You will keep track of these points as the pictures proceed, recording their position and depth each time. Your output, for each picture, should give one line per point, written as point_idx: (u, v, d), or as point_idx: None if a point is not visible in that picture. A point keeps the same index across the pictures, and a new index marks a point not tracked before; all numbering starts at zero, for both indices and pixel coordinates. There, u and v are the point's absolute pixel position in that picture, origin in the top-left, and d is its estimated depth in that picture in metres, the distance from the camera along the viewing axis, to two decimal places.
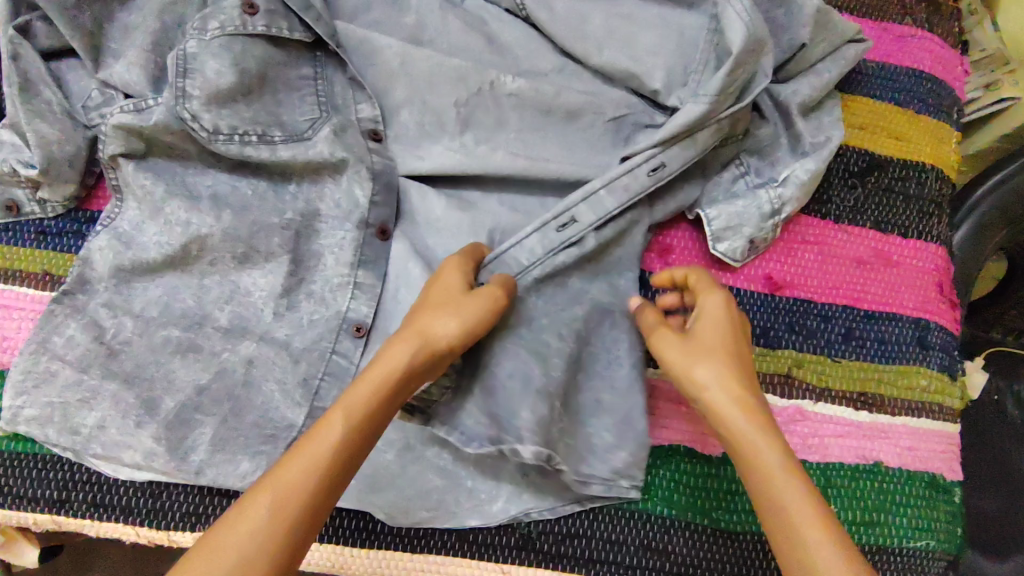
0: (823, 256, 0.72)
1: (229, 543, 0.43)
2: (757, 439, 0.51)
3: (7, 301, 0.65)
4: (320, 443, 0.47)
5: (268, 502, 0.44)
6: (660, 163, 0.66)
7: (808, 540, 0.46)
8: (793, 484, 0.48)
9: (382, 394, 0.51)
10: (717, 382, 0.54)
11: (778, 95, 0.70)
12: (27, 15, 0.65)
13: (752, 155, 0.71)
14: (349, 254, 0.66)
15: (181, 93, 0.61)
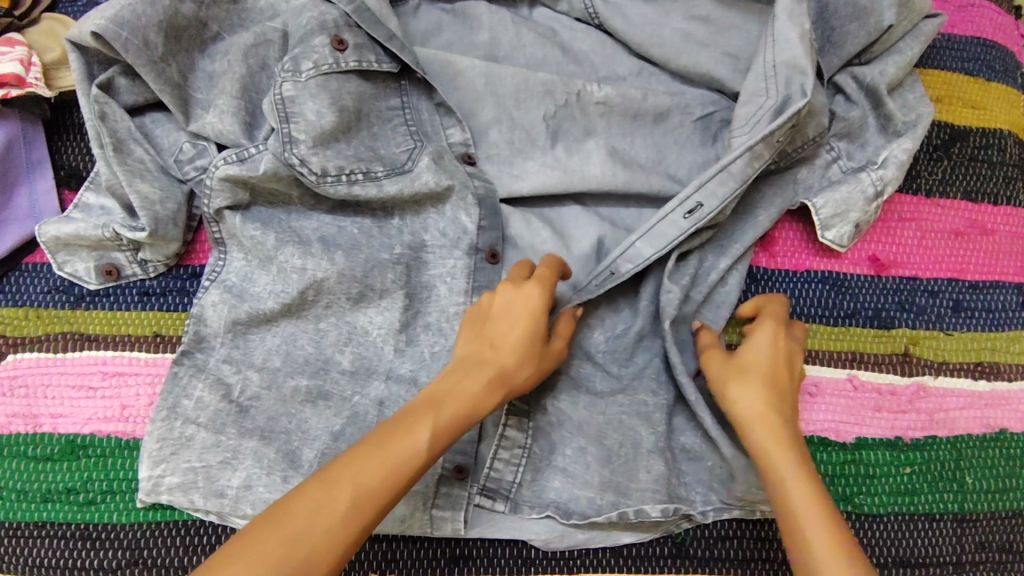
0: (923, 232, 0.72)
1: (301, 530, 0.44)
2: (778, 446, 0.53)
3: (121, 368, 0.64)
4: (394, 455, 0.48)
5: (344, 501, 0.45)
6: (697, 206, 0.63)
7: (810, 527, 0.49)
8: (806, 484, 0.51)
9: (456, 424, 0.51)
10: (751, 396, 0.55)
11: (863, 78, 0.71)
12: (108, 72, 0.62)
13: (841, 139, 0.71)
14: (462, 282, 0.65)
15: (288, 138, 0.61)
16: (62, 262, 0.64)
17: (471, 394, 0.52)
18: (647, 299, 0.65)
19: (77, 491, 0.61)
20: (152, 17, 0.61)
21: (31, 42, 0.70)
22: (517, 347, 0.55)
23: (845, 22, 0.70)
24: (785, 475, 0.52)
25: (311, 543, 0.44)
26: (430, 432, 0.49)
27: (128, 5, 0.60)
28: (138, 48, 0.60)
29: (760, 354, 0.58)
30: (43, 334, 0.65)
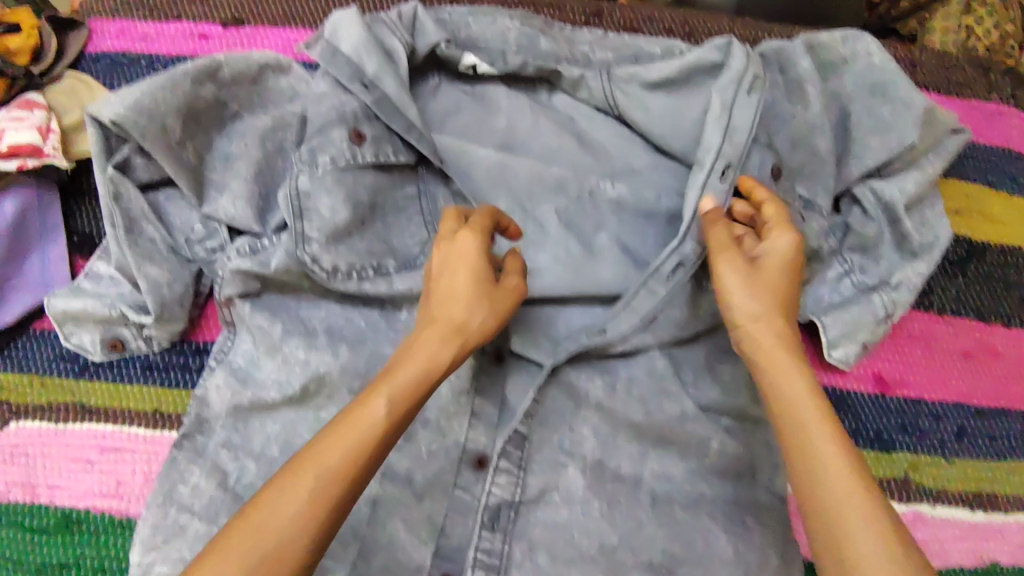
0: (931, 351, 0.72)
1: (278, 517, 0.46)
2: (785, 364, 0.52)
3: (120, 444, 0.65)
4: (357, 429, 0.49)
5: (313, 484, 0.47)
6: (600, 332, 0.66)
7: (819, 448, 0.48)
8: (826, 434, 0.48)
9: (419, 385, 0.53)
10: (754, 301, 0.54)
11: (882, 193, 0.69)
12: (124, 151, 0.63)
13: (854, 251, 0.70)
14: (466, 381, 0.66)
15: (300, 236, 0.61)
16: (69, 333, 0.65)
17: (430, 356, 0.54)
18: (646, 412, 0.65)
19: (70, 567, 0.62)
20: (171, 104, 0.62)
21: (51, 103, 0.70)
22: (467, 297, 0.56)
23: (867, 134, 0.70)
24: (788, 385, 0.51)
25: (285, 534, 0.46)
26: (385, 400, 0.51)
27: (150, 92, 0.61)
28: (155, 135, 0.61)
29: (779, 265, 0.56)
30: (48, 403, 0.65)
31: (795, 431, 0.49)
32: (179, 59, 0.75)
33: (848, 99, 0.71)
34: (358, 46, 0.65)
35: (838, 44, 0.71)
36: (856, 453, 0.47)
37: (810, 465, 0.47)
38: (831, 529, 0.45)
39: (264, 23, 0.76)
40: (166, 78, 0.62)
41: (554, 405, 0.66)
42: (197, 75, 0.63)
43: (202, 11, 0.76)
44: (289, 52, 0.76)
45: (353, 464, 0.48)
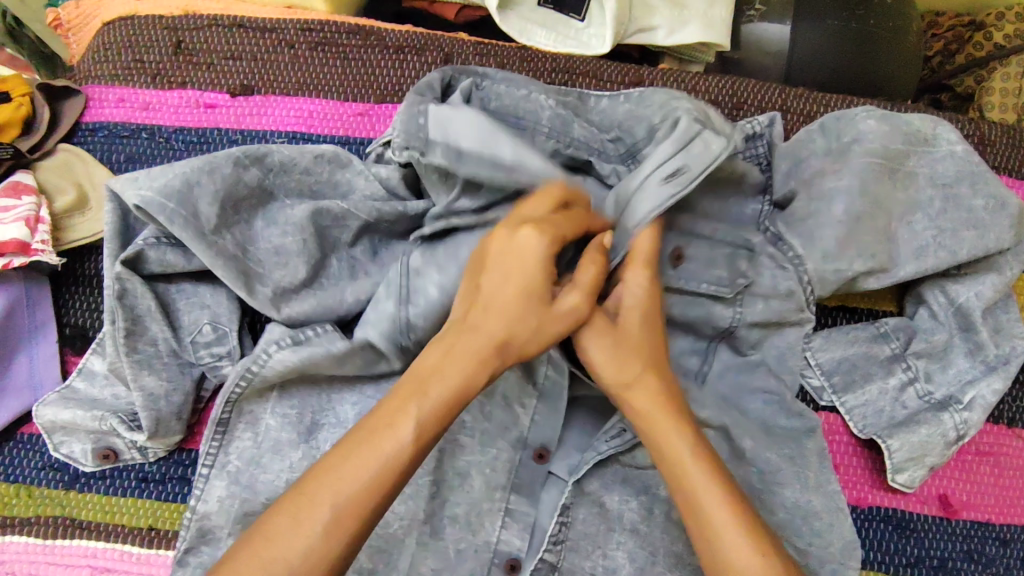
0: (999, 468, 0.65)
1: (279, 557, 0.41)
2: (666, 428, 0.50)
3: (111, 562, 0.59)
4: (377, 458, 0.44)
5: (326, 520, 0.42)
6: (620, 430, 0.59)
7: (709, 512, 0.46)
8: (703, 472, 0.48)
9: (447, 409, 0.47)
10: (620, 372, 0.52)
11: (955, 297, 0.63)
12: (144, 239, 0.55)
13: (920, 357, 0.64)
14: (502, 476, 0.59)
15: (406, 323, 0.56)
16: (58, 441, 0.59)
17: (466, 376, 0.48)
18: (688, 542, 0.58)
19: None
20: (206, 191, 0.55)
21: (43, 181, 0.65)
22: (517, 311, 0.50)
23: (958, 228, 0.60)
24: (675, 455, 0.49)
25: (302, 563, 0.41)
26: (415, 419, 0.45)
27: (183, 176, 0.55)
28: (184, 221, 0.54)
29: (637, 318, 0.54)
30: (34, 517, 0.60)
31: (685, 503, 0.48)
32: (183, 130, 0.69)
33: (936, 183, 0.61)
34: (483, 139, 0.56)
35: (919, 124, 0.62)
36: (742, 510, 0.47)
37: (705, 536, 0.46)
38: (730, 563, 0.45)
39: (276, 91, 0.71)
40: (206, 160, 0.56)
41: (586, 527, 0.60)
42: (241, 159, 0.58)
43: (208, 78, 0.70)
44: (302, 123, 0.70)
45: (369, 502, 0.43)
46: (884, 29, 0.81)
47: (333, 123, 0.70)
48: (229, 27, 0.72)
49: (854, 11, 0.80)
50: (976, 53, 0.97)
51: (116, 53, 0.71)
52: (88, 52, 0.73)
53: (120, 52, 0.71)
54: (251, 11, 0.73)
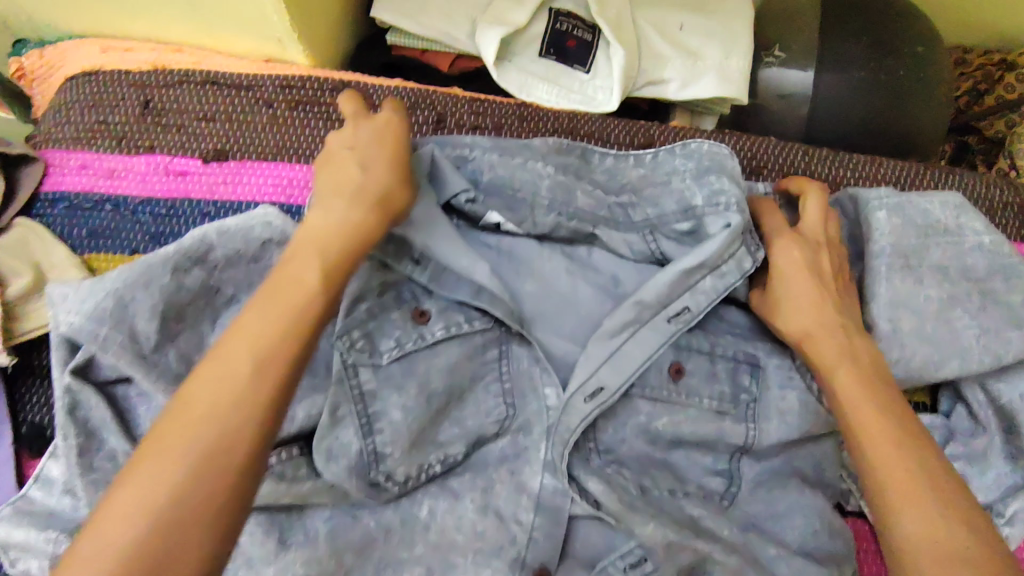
0: None
1: (200, 407, 0.37)
2: (837, 379, 0.49)
3: None
4: (282, 311, 0.40)
5: (243, 381, 0.38)
6: (638, 558, 0.54)
7: (884, 475, 0.43)
8: (881, 422, 0.46)
9: (352, 250, 0.44)
10: (805, 318, 0.53)
11: (999, 394, 0.57)
12: (84, 352, 0.51)
13: (958, 460, 0.58)
14: None
15: (374, 455, 0.52)
16: (15, 558, 0.53)
17: (348, 218, 0.45)
18: None
19: None
20: (146, 303, 0.50)
21: None
22: (387, 167, 0.47)
23: (1001, 327, 0.54)
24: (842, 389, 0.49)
25: (226, 421, 0.36)
26: (319, 261, 0.43)
27: (116, 292, 0.49)
28: (122, 344, 0.49)
29: (803, 266, 0.54)
30: None
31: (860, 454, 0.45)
32: (150, 201, 0.63)
33: (970, 277, 0.56)
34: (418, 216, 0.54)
35: (938, 212, 0.58)
36: (931, 470, 0.43)
37: (880, 493, 0.43)
38: (903, 518, 0.41)
39: (251, 156, 0.65)
40: (140, 268, 0.51)
41: None
42: (181, 262, 0.52)
43: (177, 141, 0.65)
44: (279, 192, 0.64)
45: (285, 346, 0.39)
46: (913, 80, 0.74)
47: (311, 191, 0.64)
48: (200, 84, 0.66)
49: (881, 61, 0.74)
50: (1007, 94, 0.90)
51: (78, 112, 0.66)
52: (49, 109, 0.67)
53: (83, 111, 0.66)
54: (225, 64, 0.67)
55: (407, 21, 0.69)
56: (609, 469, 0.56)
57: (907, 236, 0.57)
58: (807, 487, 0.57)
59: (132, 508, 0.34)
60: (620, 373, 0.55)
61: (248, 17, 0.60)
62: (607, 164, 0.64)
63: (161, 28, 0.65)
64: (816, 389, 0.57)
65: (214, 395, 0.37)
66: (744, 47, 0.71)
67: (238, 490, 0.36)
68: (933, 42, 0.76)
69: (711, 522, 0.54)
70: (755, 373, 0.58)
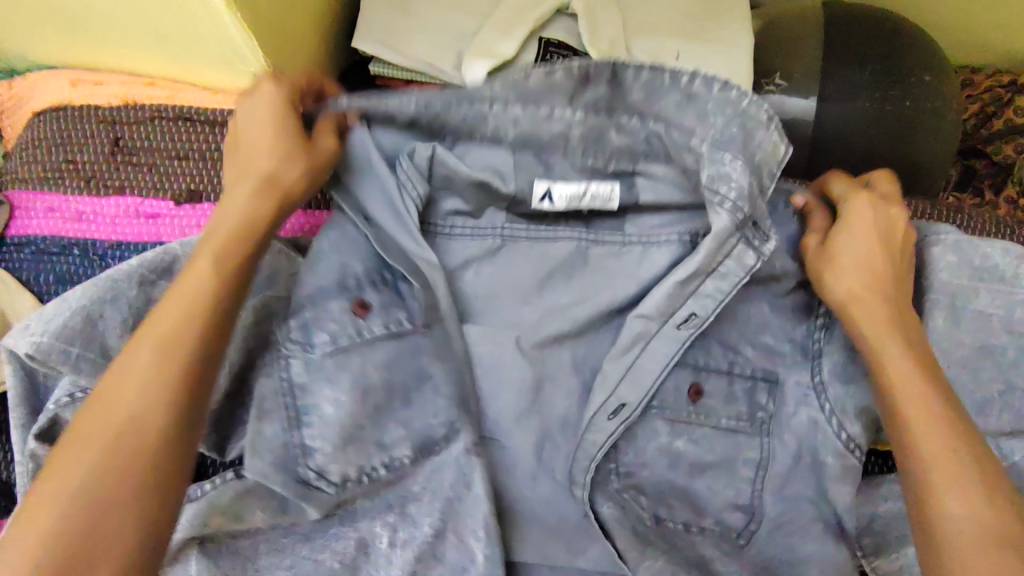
0: None
1: (110, 403, 0.38)
2: (885, 345, 0.46)
3: None
4: (181, 307, 0.41)
5: (147, 368, 0.39)
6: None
7: (934, 471, 0.41)
8: (926, 397, 0.43)
9: (243, 237, 0.45)
10: (863, 278, 0.49)
11: None
12: (51, 412, 0.47)
13: None
14: None
15: (299, 448, 0.47)
16: None
17: (242, 210, 0.46)
18: None
19: None
20: (116, 318, 0.47)
21: None
22: (274, 150, 0.48)
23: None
24: (892, 364, 0.45)
25: (134, 412, 0.38)
26: (216, 253, 0.44)
27: (84, 309, 0.46)
28: (94, 363, 0.45)
29: (865, 233, 0.50)
30: None
31: (903, 436, 0.43)
32: (120, 246, 0.61)
33: (1013, 330, 0.52)
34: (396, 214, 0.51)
35: (998, 260, 0.53)
36: (984, 463, 0.41)
37: (924, 489, 0.41)
38: (941, 504, 0.40)
39: None
40: (105, 284, 0.47)
41: None
42: (147, 275, 0.49)
43: (150, 183, 0.62)
44: None
45: (182, 334, 0.40)
46: (922, 111, 0.71)
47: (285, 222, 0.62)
48: (174, 120, 0.63)
49: (887, 91, 0.70)
50: (1016, 119, 0.87)
51: (47, 151, 0.63)
52: (16, 147, 0.65)
53: (52, 150, 0.63)
54: (198, 99, 0.64)
55: (389, 52, 0.67)
56: (626, 493, 0.55)
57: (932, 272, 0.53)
58: (831, 537, 0.53)
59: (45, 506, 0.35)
60: (639, 386, 0.53)
61: (219, 51, 0.57)
62: (643, 79, 0.50)
63: (132, 61, 0.62)
64: (829, 409, 0.54)
65: (123, 392, 0.38)
66: (743, 77, 0.68)
67: (137, 480, 0.36)
68: (944, 71, 0.73)
69: (721, 565, 0.53)
70: (772, 390, 0.55)
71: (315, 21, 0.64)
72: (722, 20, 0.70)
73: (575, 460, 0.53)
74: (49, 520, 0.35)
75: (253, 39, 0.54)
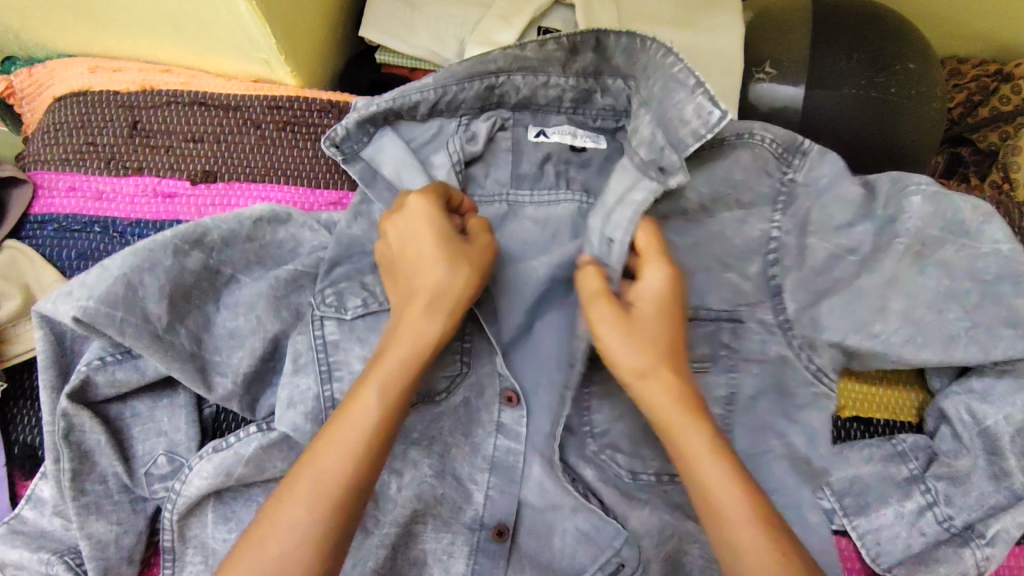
0: None
1: (335, 448, 0.43)
2: (674, 412, 0.45)
3: None
4: (408, 352, 0.46)
5: (367, 420, 0.44)
6: (617, 565, 0.56)
7: (726, 511, 0.42)
8: (701, 435, 0.44)
9: (454, 312, 0.48)
10: (635, 357, 0.46)
11: (981, 418, 0.57)
12: (82, 372, 0.50)
13: (940, 479, 0.58)
14: None
15: (330, 402, 0.51)
16: None
17: (455, 283, 0.48)
18: None
19: None
20: (154, 285, 0.50)
21: None
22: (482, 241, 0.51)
23: (994, 326, 0.54)
24: (661, 412, 0.45)
25: (343, 461, 0.42)
26: (432, 318, 0.47)
27: (124, 274, 0.50)
28: (138, 326, 0.49)
29: (648, 308, 0.48)
30: None
31: (698, 490, 0.44)
32: (138, 223, 0.64)
33: (974, 278, 0.55)
34: (399, 168, 0.59)
35: (964, 216, 0.56)
36: (763, 501, 0.43)
37: (716, 527, 0.42)
38: (733, 553, 0.41)
39: (239, 176, 0.65)
40: (144, 252, 0.51)
41: None
42: (180, 245, 0.52)
43: (165, 163, 0.65)
44: None
45: (394, 397, 0.45)
46: (906, 97, 0.74)
47: (303, 198, 0.65)
48: (188, 104, 0.66)
49: (873, 79, 0.73)
50: (1003, 106, 0.90)
51: (68, 134, 0.66)
52: (38, 131, 0.68)
53: (72, 132, 0.66)
54: (212, 85, 0.67)
55: (398, 41, 0.70)
56: (605, 452, 0.59)
57: (907, 241, 0.56)
58: (810, 489, 0.58)
59: (283, 522, 0.41)
60: None
61: (233, 39, 0.60)
62: (624, 43, 0.58)
63: (148, 49, 0.65)
64: (815, 368, 0.58)
65: (342, 442, 0.43)
66: (734, 63, 0.71)
67: (331, 524, 0.41)
68: (927, 59, 0.76)
69: None
70: (736, 330, 0.59)
71: (326, 14, 0.68)
72: (716, 9, 0.73)
73: (572, 402, 0.59)
74: (281, 541, 0.40)
75: (267, 26, 0.57)
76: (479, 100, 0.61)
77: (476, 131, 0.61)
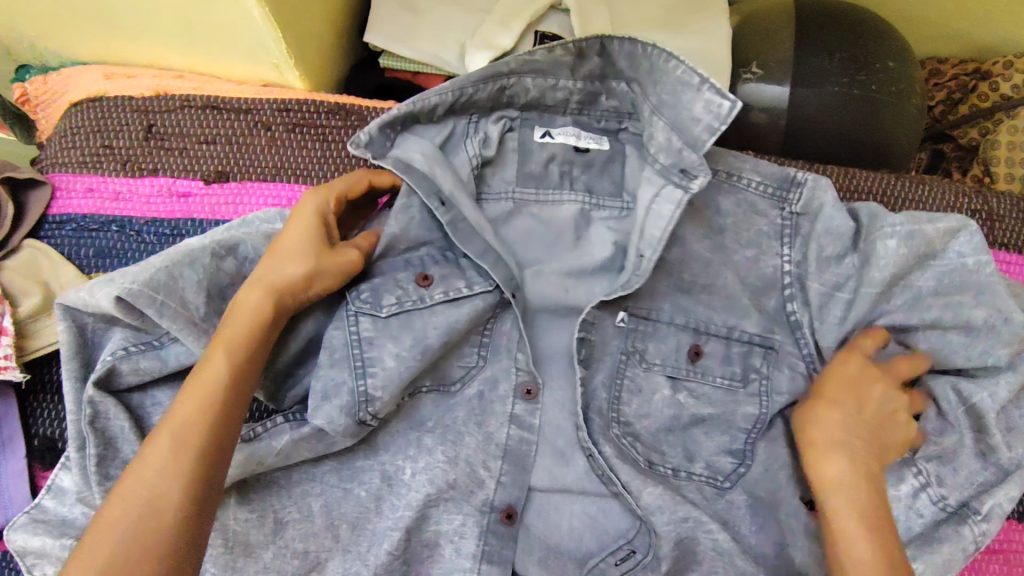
0: (1009, 565, 0.67)
1: (172, 432, 0.44)
2: (838, 467, 0.53)
3: None
4: (224, 360, 0.47)
5: (183, 418, 0.45)
6: (628, 552, 0.59)
7: (860, 545, 0.50)
8: (859, 486, 0.52)
9: (251, 333, 0.49)
10: (841, 425, 0.54)
11: (969, 398, 0.59)
12: (107, 359, 0.53)
13: (931, 459, 0.60)
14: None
15: (363, 396, 0.54)
16: (32, 562, 0.56)
17: (256, 305, 0.50)
18: None
19: None
20: (192, 278, 0.52)
21: (5, 285, 0.61)
22: (310, 255, 0.53)
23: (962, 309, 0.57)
24: (829, 469, 0.53)
25: (172, 449, 0.43)
26: (225, 347, 0.48)
27: (166, 265, 0.52)
28: (175, 311, 0.51)
29: (876, 388, 0.56)
30: None
31: (833, 527, 0.51)
32: (154, 223, 0.67)
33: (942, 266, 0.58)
34: (430, 162, 0.58)
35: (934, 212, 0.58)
36: (890, 541, 0.50)
37: (845, 554, 0.50)
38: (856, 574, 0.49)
39: (252, 177, 0.68)
40: (185, 252, 0.53)
41: None
42: (216, 250, 0.55)
43: (180, 165, 0.68)
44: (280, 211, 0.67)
45: (215, 397, 0.46)
46: (886, 94, 0.77)
47: None
48: (201, 108, 0.69)
49: (854, 77, 0.77)
50: (981, 104, 0.93)
51: (86, 138, 0.69)
52: (56, 134, 0.71)
53: (90, 136, 0.69)
54: (224, 89, 0.69)
55: (396, 44, 0.73)
56: (625, 439, 0.60)
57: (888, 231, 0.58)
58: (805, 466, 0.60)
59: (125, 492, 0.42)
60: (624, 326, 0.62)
61: (245, 44, 0.63)
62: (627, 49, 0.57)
63: (163, 55, 0.68)
64: (807, 354, 0.61)
65: (163, 434, 0.44)
66: (720, 65, 0.74)
67: (168, 506, 0.42)
68: (906, 58, 0.80)
69: (704, 477, 0.60)
70: (727, 318, 0.61)
71: (332, 19, 0.70)
72: (706, 15, 0.77)
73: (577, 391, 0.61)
74: (121, 513, 0.41)
75: (281, 33, 0.60)
76: (490, 101, 0.61)
77: (487, 133, 0.63)
